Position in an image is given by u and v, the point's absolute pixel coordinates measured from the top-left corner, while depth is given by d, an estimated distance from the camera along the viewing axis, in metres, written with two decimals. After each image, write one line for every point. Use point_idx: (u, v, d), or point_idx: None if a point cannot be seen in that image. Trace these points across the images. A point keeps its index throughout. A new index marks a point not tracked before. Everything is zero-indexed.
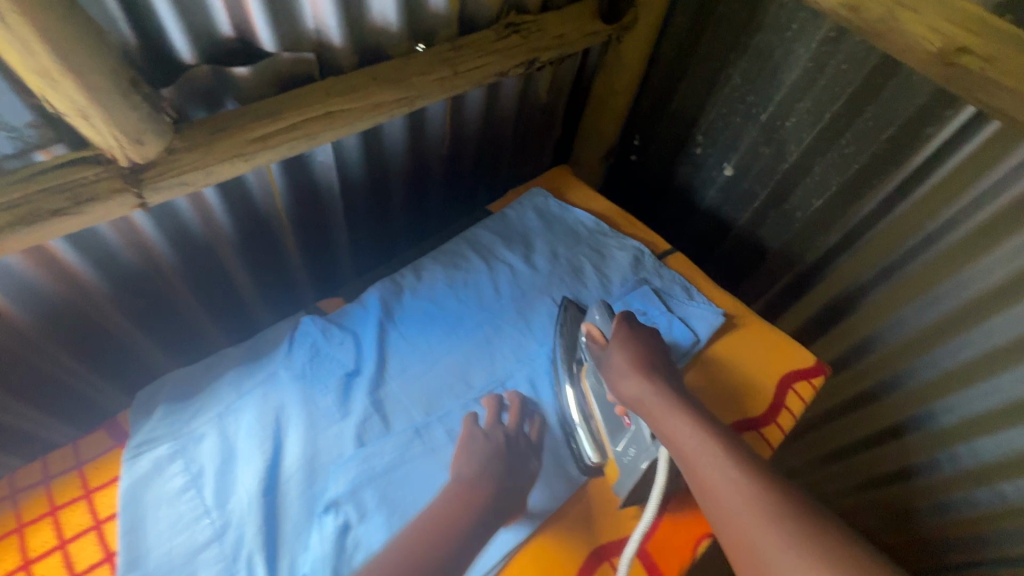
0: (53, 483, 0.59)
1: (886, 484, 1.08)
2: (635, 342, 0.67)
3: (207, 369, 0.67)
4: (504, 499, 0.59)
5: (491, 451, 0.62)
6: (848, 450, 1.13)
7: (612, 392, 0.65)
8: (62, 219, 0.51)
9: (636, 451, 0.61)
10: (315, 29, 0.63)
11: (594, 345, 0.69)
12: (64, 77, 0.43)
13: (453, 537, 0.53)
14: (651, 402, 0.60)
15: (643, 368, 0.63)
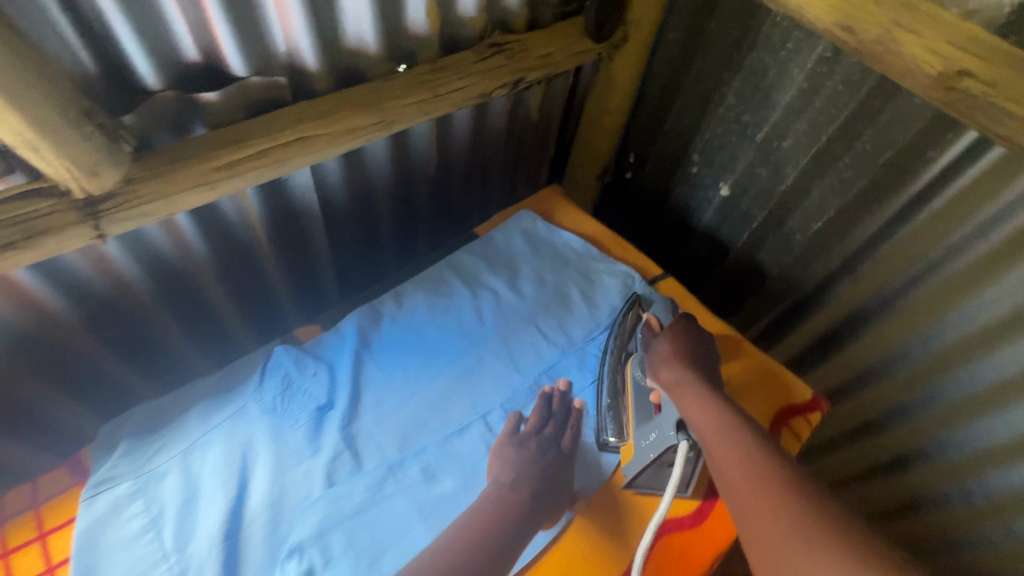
0: (9, 523, 0.56)
1: (895, 517, 1.04)
2: (687, 335, 0.67)
3: (175, 400, 0.64)
4: (547, 502, 0.60)
5: (524, 460, 0.62)
6: (862, 477, 1.07)
7: (650, 375, 0.65)
8: (13, 252, 0.48)
9: (657, 436, 0.60)
10: (287, 52, 0.61)
11: (648, 333, 0.72)
12: (5, 108, 0.40)
13: (497, 538, 0.54)
14: (683, 385, 0.60)
15: (686, 358, 0.64)
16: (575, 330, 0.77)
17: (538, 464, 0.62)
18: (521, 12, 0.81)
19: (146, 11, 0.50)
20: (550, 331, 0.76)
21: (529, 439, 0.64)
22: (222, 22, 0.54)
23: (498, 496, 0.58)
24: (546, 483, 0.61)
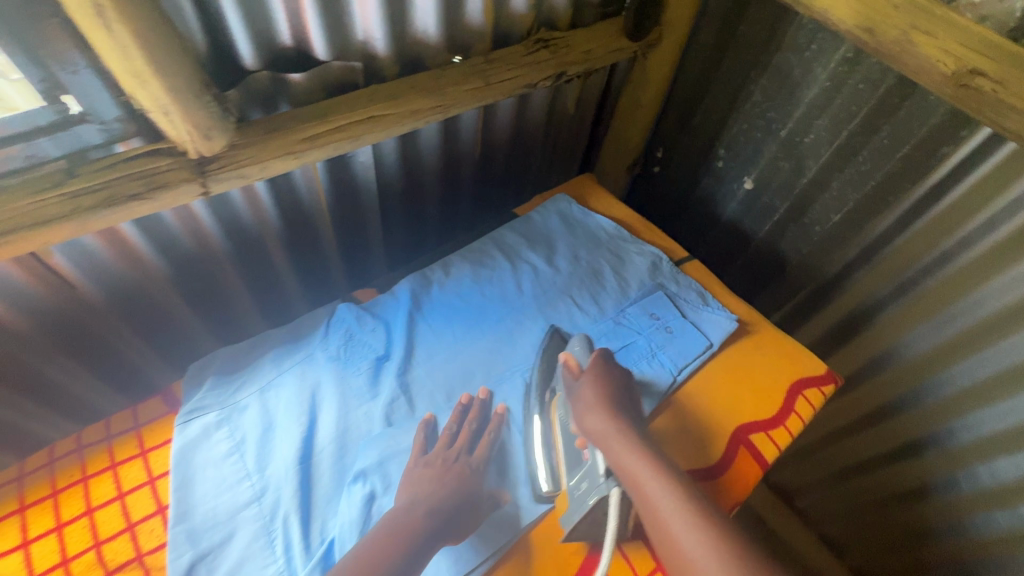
0: (114, 441, 0.63)
1: (902, 504, 1.08)
2: (606, 379, 0.69)
3: (252, 346, 0.72)
4: (452, 516, 0.59)
5: (434, 478, 0.61)
6: (872, 464, 1.11)
7: (575, 423, 0.66)
8: (136, 203, 0.56)
9: (588, 485, 0.62)
10: (363, 40, 0.69)
11: (568, 374, 0.71)
12: (152, 77, 0.49)
13: (397, 561, 0.53)
14: (613, 437, 0.62)
15: (611, 405, 0.65)
16: (606, 302, 0.83)
17: (446, 483, 0.61)
18: (565, 11, 0.88)
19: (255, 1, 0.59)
20: (583, 302, 0.82)
21: (438, 457, 0.63)
22: (313, 11, 0.62)
23: (399, 514, 0.57)
24: (454, 496, 0.60)
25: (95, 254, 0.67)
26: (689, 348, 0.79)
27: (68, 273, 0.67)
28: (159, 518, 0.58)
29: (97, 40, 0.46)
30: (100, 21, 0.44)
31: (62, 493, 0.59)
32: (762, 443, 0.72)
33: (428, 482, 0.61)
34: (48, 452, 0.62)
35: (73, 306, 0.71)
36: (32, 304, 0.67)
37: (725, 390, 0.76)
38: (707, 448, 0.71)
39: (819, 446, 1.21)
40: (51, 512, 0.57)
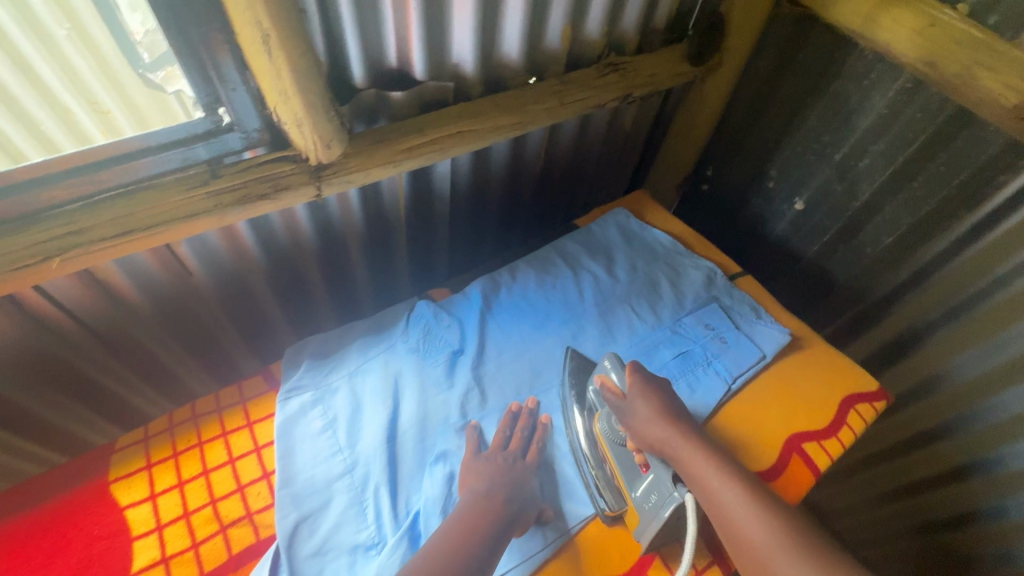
0: (224, 412, 0.70)
1: (947, 529, 1.08)
2: (655, 391, 0.70)
3: (340, 335, 0.79)
4: (517, 511, 0.62)
5: (499, 472, 0.65)
6: (915, 488, 1.12)
7: (632, 437, 0.69)
8: (264, 202, 0.64)
9: (658, 498, 0.64)
10: (456, 63, 0.76)
11: (612, 396, 0.71)
12: (295, 95, 0.57)
13: (480, 545, 0.58)
14: (677, 447, 0.65)
15: (669, 415, 0.68)
16: (663, 311, 0.88)
17: (507, 480, 0.65)
18: (633, 37, 0.94)
19: (370, 28, 0.66)
20: (641, 311, 0.87)
21: (494, 454, 0.68)
22: (418, 38, 0.70)
23: (475, 502, 0.62)
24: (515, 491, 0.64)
25: (214, 247, 0.76)
26: (744, 358, 0.82)
27: (190, 263, 0.76)
28: (264, 483, 0.65)
29: (257, 64, 0.54)
30: (265, 48, 0.52)
31: (181, 455, 0.66)
32: (815, 452, 0.75)
33: (495, 475, 0.65)
34: (168, 419, 0.69)
35: (187, 293, 0.79)
36: (156, 290, 0.76)
37: (778, 399, 0.80)
38: (761, 454, 0.74)
39: (863, 467, 1.22)
40: (173, 471, 0.64)
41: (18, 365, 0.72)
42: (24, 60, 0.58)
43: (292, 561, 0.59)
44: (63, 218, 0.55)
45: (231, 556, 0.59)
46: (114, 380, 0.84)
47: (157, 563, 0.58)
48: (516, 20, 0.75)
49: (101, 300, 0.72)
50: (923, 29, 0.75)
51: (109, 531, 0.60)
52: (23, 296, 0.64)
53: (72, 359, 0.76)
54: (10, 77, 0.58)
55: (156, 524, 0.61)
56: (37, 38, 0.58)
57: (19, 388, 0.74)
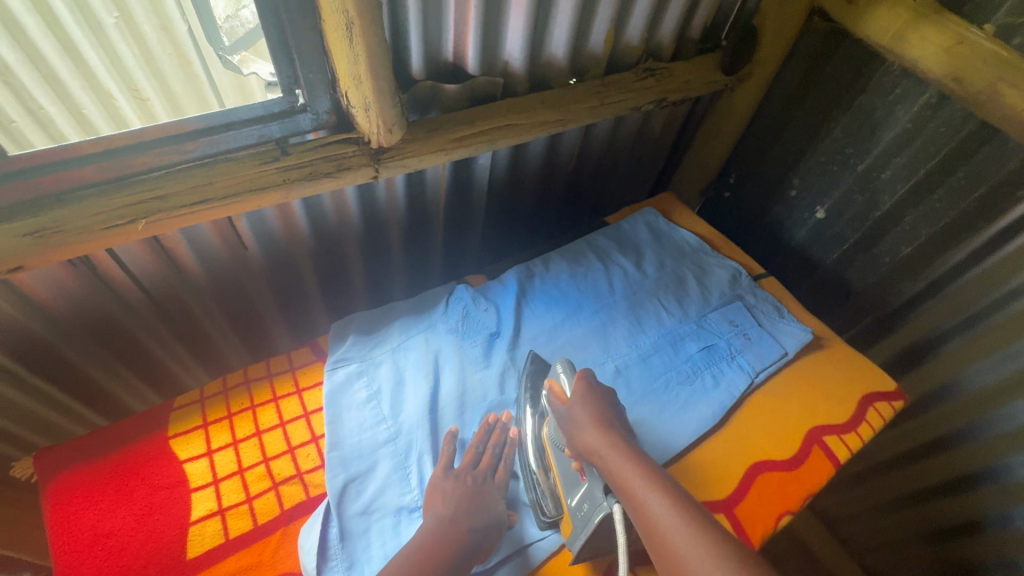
0: (275, 378, 0.73)
1: (955, 537, 1.10)
2: (597, 399, 0.69)
3: (383, 313, 0.83)
4: (480, 538, 0.62)
5: (461, 493, 0.64)
6: (922, 496, 1.14)
7: (569, 444, 0.67)
8: (329, 180, 0.68)
9: (589, 506, 0.63)
10: (506, 60, 0.81)
11: (556, 401, 0.71)
12: (367, 80, 0.61)
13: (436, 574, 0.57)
14: (607, 452, 0.63)
15: (605, 423, 0.66)
16: (690, 306, 0.91)
17: (473, 503, 0.64)
18: (669, 45, 0.98)
19: (432, 23, 0.71)
20: (669, 304, 0.90)
21: (463, 474, 0.67)
22: (475, 35, 0.74)
23: (440, 526, 0.61)
24: (482, 516, 0.64)
25: (269, 223, 0.80)
26: (767, 354, 0.86)
27: (246, 238, 0.80)
28: (313, 446, 0.68)
29: (337, 49, 0.58)
30: (347, 35, 0.56)
31: (235, 415, 0.69)
32: (835, 445, 0.78)
33: (459, 495, 0.64)
34: (221, 382, 0.73)
35: (239, 266, 0.84)
36: (211, 261, 0.80)
37: (800, 394, 0.83)
38: (784, 443, 0.77)
39: (872, 474, 1.24)
40: (228, 431, 0.68)
41: (80, 325, 0.76)
42: (73, 46, 0.64)
43: (342, 517, 0.62)
44: (149, 185, 0.59)
45: (283, 511, 0.63)
46: (160, 347, 0.88)
47: (214, 513, 0.62)
48: (564, 23, 0.79)
49: (163, 267, 0.76)
50: (952, 47, 0.79)
51: (168, 482, 0.63)
52: (98, 258, 0.69)
53: (128, 322, 0.80)
54: (59, 60, 0.63)
55: (212, 477, 0.64)
56: (88, 26, 0.64)
57: (78, 347, 0.79)
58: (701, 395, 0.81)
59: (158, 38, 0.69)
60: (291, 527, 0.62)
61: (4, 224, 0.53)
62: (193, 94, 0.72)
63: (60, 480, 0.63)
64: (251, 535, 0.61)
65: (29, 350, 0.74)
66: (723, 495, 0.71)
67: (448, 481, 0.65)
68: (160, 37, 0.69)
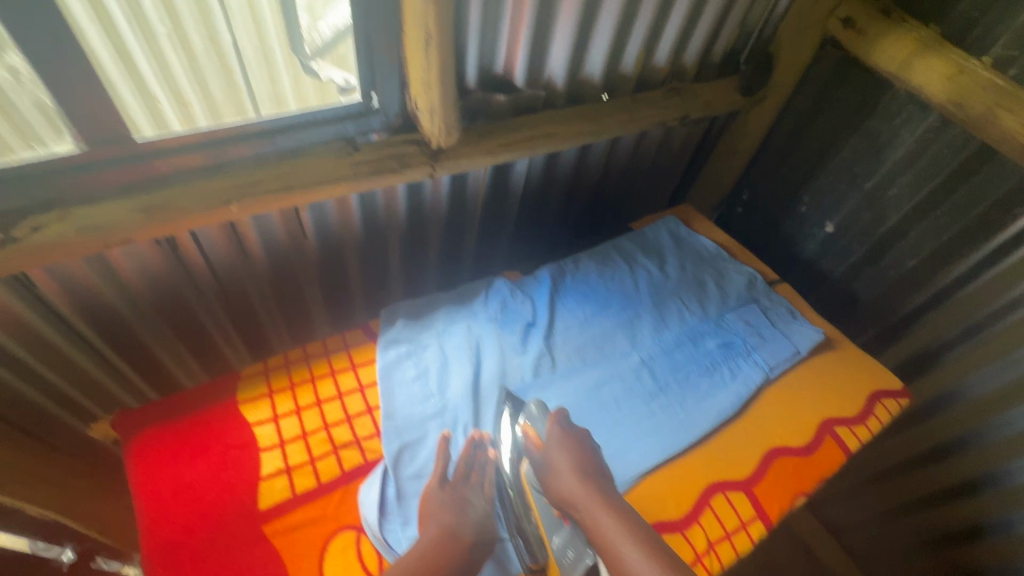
0: (332, 355, 0.80)
1: (958, 543, 1.15)
2: (573, 443, 0.69)
3: (427, 301, 0.89)
4: (476, 556, 0.63)
5: (450, 510, 0.65)
6: (925, 503, 1.19)
7: (549, 492, 0.68)
8: (394, 175, 0.76)
9: (575, 554, 0.65)
10: (549, 75, 0.89)
11: (530, 447, 0.71)
12: (436, 86, 0.69)
13: None
14: (585, 505, 0.64)
15: (581, 470, 0.67)
16: (710, 306, 0.97)
17: (470, 516, 0.66)
18: (693, 67, 1.06)
19: (488, 41, 0.79)
20: (690, 304, 0.97)
21: (457, 486, 0.68)
22: (524, 53, 0.82)
23: (440, 539, 0.62)
24: (473, 533, 0.64)
25: (328, 215, 0.87)
26: (781, 352, 0.91)
27: (308, 227, 0.87)
28: (368, 416, 0.75)
29: (414, 58, 0.67)
30: (425, 47, 0.65)
31: (297, 385, 0.76)
32: (845, 435, 0.84)
33: (453, 508, 0.66)
34: (282, 357, 0.79)
35: (295, 254, 0.90)
36: (273, 248, 0.87)
37: (812, 389, 0.89)
38: (798, 433, 0.83)
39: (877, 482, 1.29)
40: (291, 399, 0.74)
41: (152, 303, 0.83)
42: (125, 52, 0.62)
43: (398, 479, 0.69)
44: (243, 173, 0.67)
45: (343, 472, 0.69)
46: (216, 329, 0.95)
47: (282, 471, 0.68)
48: (603, 44, 0.88)
49: (233, 251, 0.83)
50: (954, 75, 0.87)
51: (239, 442, 0.69)
52: (181, 239, 0.76)
53: (193, 303, 0.87)
54: (113, 66, 0.62)
55: (278, 441, 0.70)
56: (140, 33, 0.62)
57: (146, 323, 0.85)
58: (720, 386, 0.86)
59: (205, 50, 0.68)
60: (351, 487, 0.68)
61: (123, 202, 0.61)
62: (233, 101, 0.72)
63: (141, 438, 0.69)
64: (315, 492, 0.67)
65: (105, 322, 0.80)
66: (744, 476, 0.77)
67: (441, 494, 0.67)
68: (207, 48, 0.68)
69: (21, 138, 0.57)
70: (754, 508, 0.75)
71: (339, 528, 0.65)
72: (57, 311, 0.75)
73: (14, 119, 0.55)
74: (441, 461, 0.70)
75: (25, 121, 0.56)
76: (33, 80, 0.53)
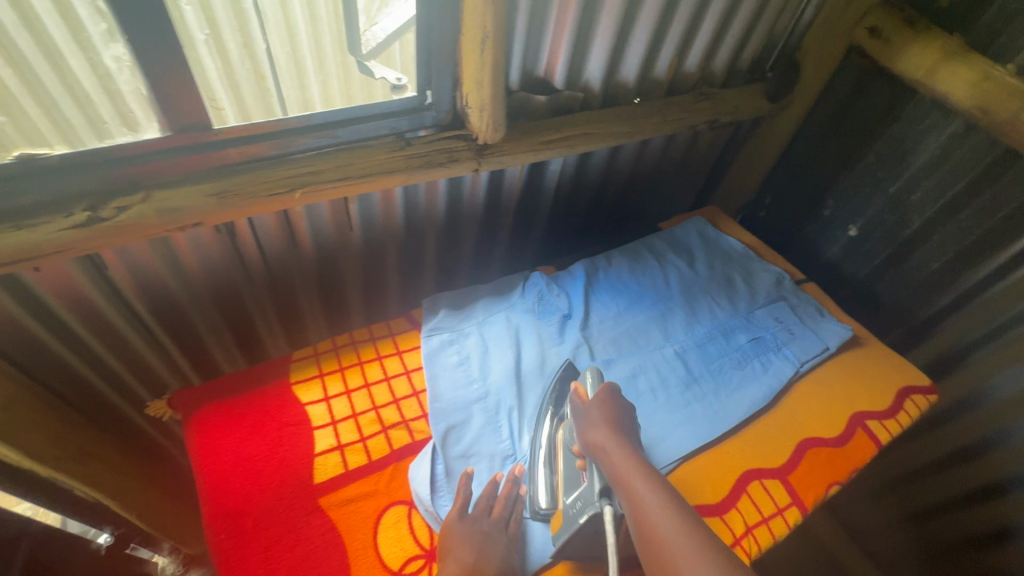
0: (377, 341, 0.84)
1: (985, 546, 1.15)
2: (614, 403, 0.71)
3: (467, 293, 0.92)
4: None
5: (473, 548, 0.62)
6: (952, 505, 1.19)
7: (578, 441, 0.69)
8: (443, 169, 0.80)
9: (582, 504, 0.64)
10: (587, 79, 0.93)
11: (577, 401, 0.74)
12: (488, 84, 0.74)
13: None
14: (613, 451, 0.65)
15: (616, 425, 0.68)
16: (739, 302, 1.00)
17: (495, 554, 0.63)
18: (722, 73, 1.10)
19: (532, 46, 0.83)
20: (720, 301, 0.99)
21: (479, 519, 0.65)
22: (564, 58, 0.86)
23: None
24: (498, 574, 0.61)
25: (374, 209, 0.90)
26: (810, 348, 0.93)
27: (354, 219, 0.90)
28: (414, 399, 0.78)
29: (469, 58, 0.71)
30: (481, 46, 0.69)
31: (347, 368, 0.79)
32: (876, 428, 0.86)
33: (476, 545, 0.63)
34: (330, 342, 0.83)
35: (341, 245, 0.94)
36: (321, 238, 0.90)
37: (842, 383, 0.91)
38: (829, 425, 0.85)
39: (900, 485, 1.30)
40: (341, 381, 0.78)
41: (207, 288, 0.86)
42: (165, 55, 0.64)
43: (446, 457, 0.71)
44: (304, 162, 0.71)
45: (393, 450, 0.72)
46: (260, 316, 0.98)
47: (334, 448, 0.71)
48: (638, 50, 0.91)
49: (285, 239, 0.86)
50: (980, 82, 0.90)
51: (294, 420, 0.73)
52: (238, 226, 0.80)
53: (243, 290, 0.90)
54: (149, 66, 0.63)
55: (330, 420, 0.73)
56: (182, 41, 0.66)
57: (198, 308, 0.88)
58: (752, 379, 0.88)
59: (239, 55, 0.72)
60: (401, 464, 0.71)
61: (195, 185, 0.66)
62: (263, 106, 0.75)
63: (200, 414, 0.72)
64: (367, 468, 0.70)
65: (162, 305, 0.84)
66: (778, 465, 0.79)
67: (463, 529, 0.64)
68: (241, 53, 0.72)
69: (59, 134, 0.62)
70: (789, 496, 0.77)
71: (391, 503, 0.68)
72: (120, 293, 0.78)
73: (54, 116, 0.61)
74: (464, 495, 0.67)
75: (66, 118, 0.62)
76: (133, 70, 0.60)
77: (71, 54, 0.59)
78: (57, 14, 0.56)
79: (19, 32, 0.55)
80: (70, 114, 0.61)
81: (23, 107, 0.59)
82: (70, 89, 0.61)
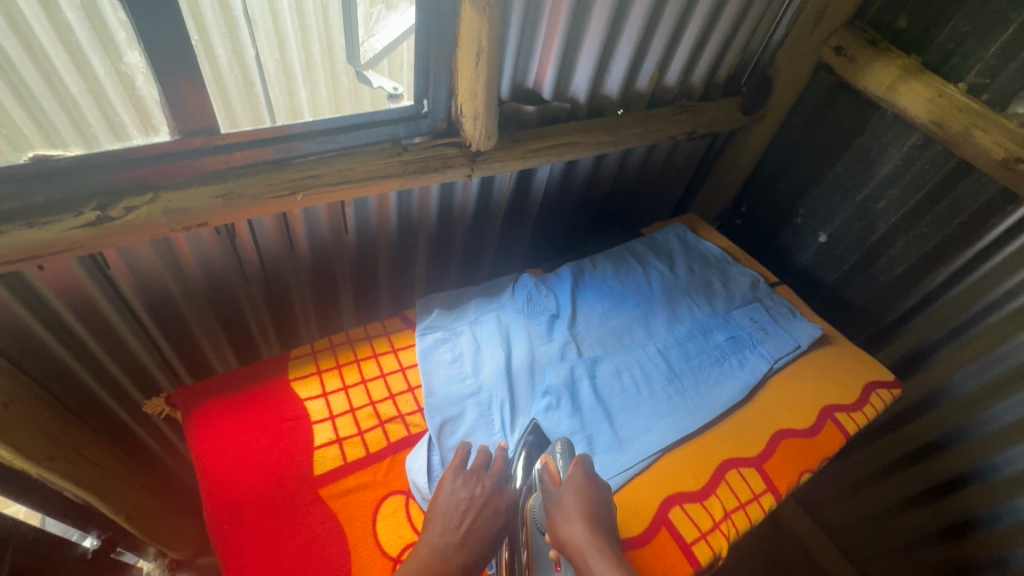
0: (373, 339, 0.87)
1: (940, 543, 1.20)
2: (588, 489, 0.69)
3: (459, 294, 0.96)
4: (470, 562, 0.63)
5: (462, 515, 0.66)
6: (907, 505, 1.25)
7: (551, 532, 0.67)
8: (438, 174, 0.84)
9: None
10: (574, 92, 0.98)
11: (549, 482, 0.71)
12: (481, 94, 0.78)
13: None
14: (587, 554, 0.63)
15: (592, 517, 0.66)
16: (717, 303, 1.05)
17: (479, 517, 0.66)
18: (699, 87, 1.16)
19: (522, 59, 0.88)
20: (699, 301, 1.04)
21: (473, 480, 0.69)
22: (552, 73, 0.92)
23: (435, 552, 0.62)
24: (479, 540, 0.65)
25: (369, 212, 0.93)
26: (783, 346, 0.99)
27: (349, 222, 0.93)
28: (410, 395, 0.81)
29: (465, 69, 0.76)
30: (476, 58, 0.74)
31: (344, 365, 0.82)
32: (845, 420, 0.92)
33: (465, 507, 0.66)
34: (327, 340, 0.86)
35: (336, 248, 0.97)
36: (316, 241, 0.93)
37: (813, 379, 0.97)
38: (803, 416, 0.90)
39: (856, 489, 1.36)
40: (339, 376, 0.81)
41: (205, 289, 0.88)
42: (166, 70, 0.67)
43: (441, 447, 0.74)
44: (308, 167, 0.75)
45: (390, 443, 0.75)
46: (253, 317, 1.00)
47: (333, 442, 0.73)
48: (621, 65, 0.97)
49: (282, 242, 0.89)
50: (935, 98, 0.98)
51: (293, 415, 0.75)
52: (238, 228, 0.82)
53: (238, 290, 0.92)
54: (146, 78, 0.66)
55: (329, 414, 0.76)
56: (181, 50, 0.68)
57: (194, 308, 0.90)
58: (729, 374, 0.93)
59: (229, 62, 0.74)
60: (399, 456, 0.74)
61: (202, 187, 0.69)
62: (251, 112, 0.77)
63: (199, 410, 0.74)
64: (366, 460, 0.72)
65: (159, 305, 0.86)
66: (756, 455, 0.84)
67: (457, 484, 0.68)
68: (231, 60, 0.74)
69: (41, 135, 0.64)
70: (766, 484, 0.82)
71: (390, 493, 0.70)
72: (120, 293, 0.80)
73: (41, 121, 0.64)
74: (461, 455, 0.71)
75: (52, 122, 0.64)
76: (142, 77, 0.65)
77: (59, 58, 0.62)
78: (44, 17, 0.59)
79: (5, 34, 0.58)
80: (57, 119, 0.64)
81: (10, 113, 0.62)
82: (57, 94, 0.63)
